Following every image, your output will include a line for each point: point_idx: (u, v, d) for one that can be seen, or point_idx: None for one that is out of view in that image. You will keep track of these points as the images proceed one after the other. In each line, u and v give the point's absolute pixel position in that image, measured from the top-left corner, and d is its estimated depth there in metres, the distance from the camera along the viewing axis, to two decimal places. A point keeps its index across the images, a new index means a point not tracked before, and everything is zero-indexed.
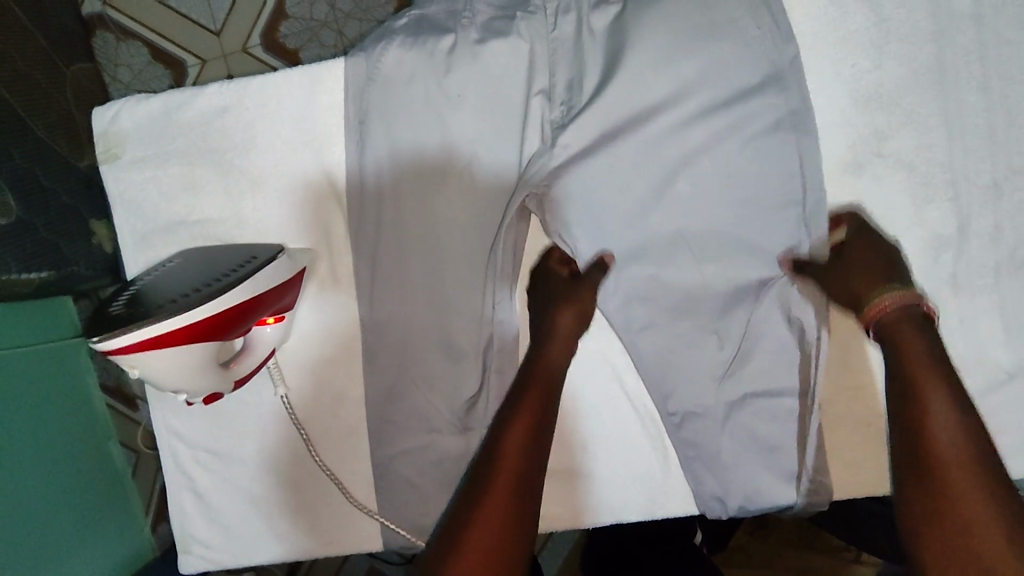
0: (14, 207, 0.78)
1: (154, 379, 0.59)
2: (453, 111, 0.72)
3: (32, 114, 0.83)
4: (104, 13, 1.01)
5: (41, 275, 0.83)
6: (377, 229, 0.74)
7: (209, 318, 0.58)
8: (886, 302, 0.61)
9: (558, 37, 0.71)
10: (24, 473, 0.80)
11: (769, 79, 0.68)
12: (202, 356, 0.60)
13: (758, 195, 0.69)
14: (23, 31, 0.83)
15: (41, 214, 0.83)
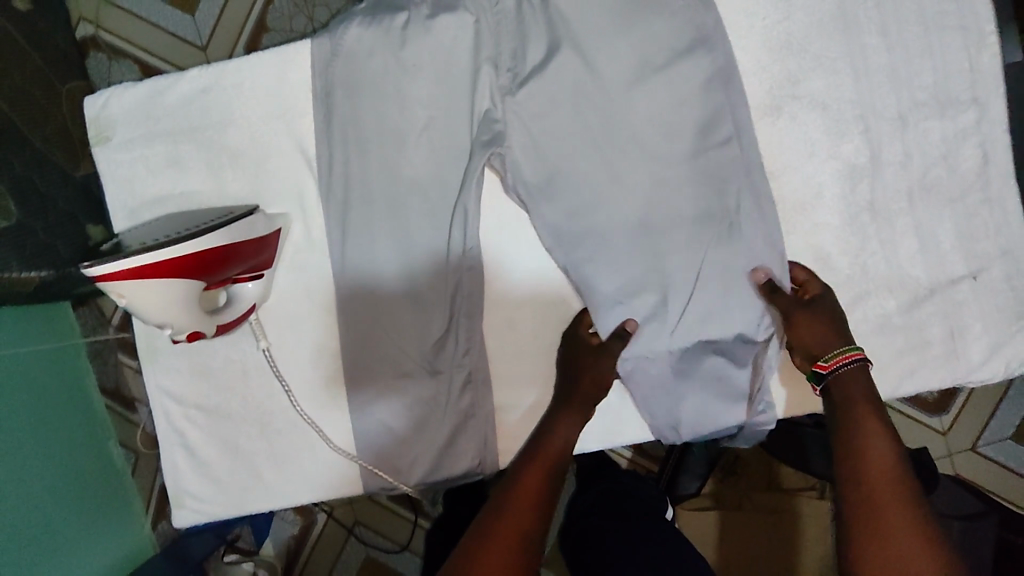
0: (14, 211, 0.86)
1: (139, 311, 0.66)
2: (410, 80, 0.79)
3: (31, 127, 0.91)
4: (97, 35, 1.11)
5: (41, 274, 0.89)
6: (345, 192, 0.81)
7: (189, 256, 0.66)
8: (844, 362, 0.72)
9: (501, 10, 0.79)
10: (20, 450, 0.85)
11: (694, 38, 0.76)
12: (184, 293, 0.68)
13: (693, 138, 0.76)
14: (15, 48, 0.91)
15: (40, 218, 0.90)
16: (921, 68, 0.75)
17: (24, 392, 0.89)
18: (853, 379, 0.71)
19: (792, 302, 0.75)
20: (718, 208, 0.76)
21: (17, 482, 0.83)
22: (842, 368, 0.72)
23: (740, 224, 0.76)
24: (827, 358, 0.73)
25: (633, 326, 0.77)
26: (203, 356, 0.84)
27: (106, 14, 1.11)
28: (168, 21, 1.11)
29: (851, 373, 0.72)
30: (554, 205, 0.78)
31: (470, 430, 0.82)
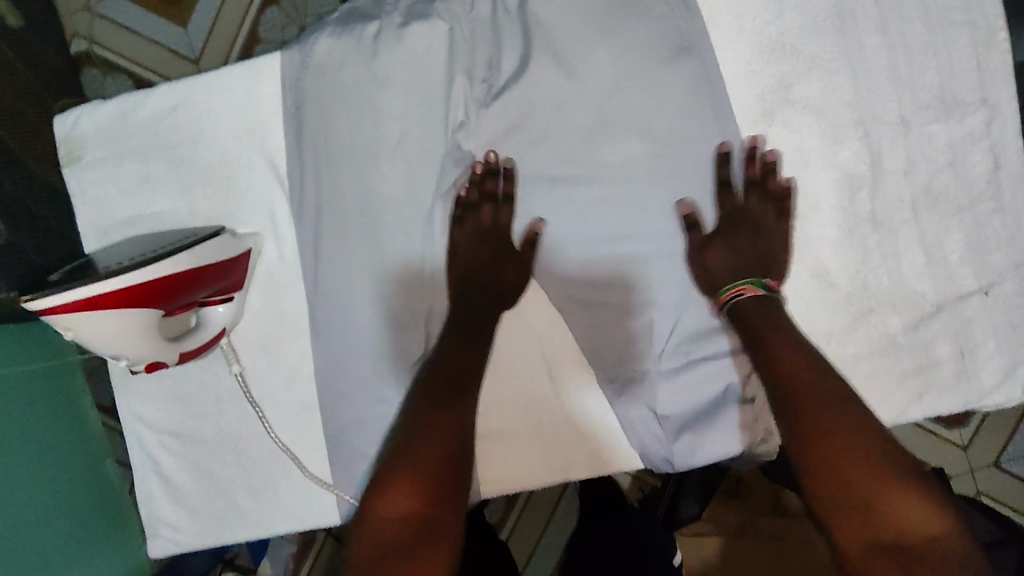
0: (5, 232, 0.82)
1: (92, 343, 0.64)
2: (382, 91, 0.76)
3: (21, 144, 0.87)
4: (91, 50, 1.09)
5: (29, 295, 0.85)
6: (317, 210, 0.78)
7: (140, 286, 0.64)
8: (739, 294, 0.68)
9: (477, 18, 0.76)
10: (16, 484, 0.81)
11: (678, 47, 0.72)
12: (138, 321, 0.65)
13: (678, 147, 0.72)
14: (9, 67, 0.88)
15: (31, 239, 0.86)
16: (925, 67, 0.70)
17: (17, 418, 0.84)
18: (752, 309, 0.67)
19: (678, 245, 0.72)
20: (718, 227, 0.71)
21: (8, 512, 0.79)
22: (738, 299, 0.68)
23: (728, 241, 0.71)
24: (723, 290, 0.69)
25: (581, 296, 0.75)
26: (175, 382, 0.81)
27: (97, 28, 1.09)
28: (160, 34, 1.09)
29: (738, 308, 0.68)
30: (539, 225, 0.74)
31: None
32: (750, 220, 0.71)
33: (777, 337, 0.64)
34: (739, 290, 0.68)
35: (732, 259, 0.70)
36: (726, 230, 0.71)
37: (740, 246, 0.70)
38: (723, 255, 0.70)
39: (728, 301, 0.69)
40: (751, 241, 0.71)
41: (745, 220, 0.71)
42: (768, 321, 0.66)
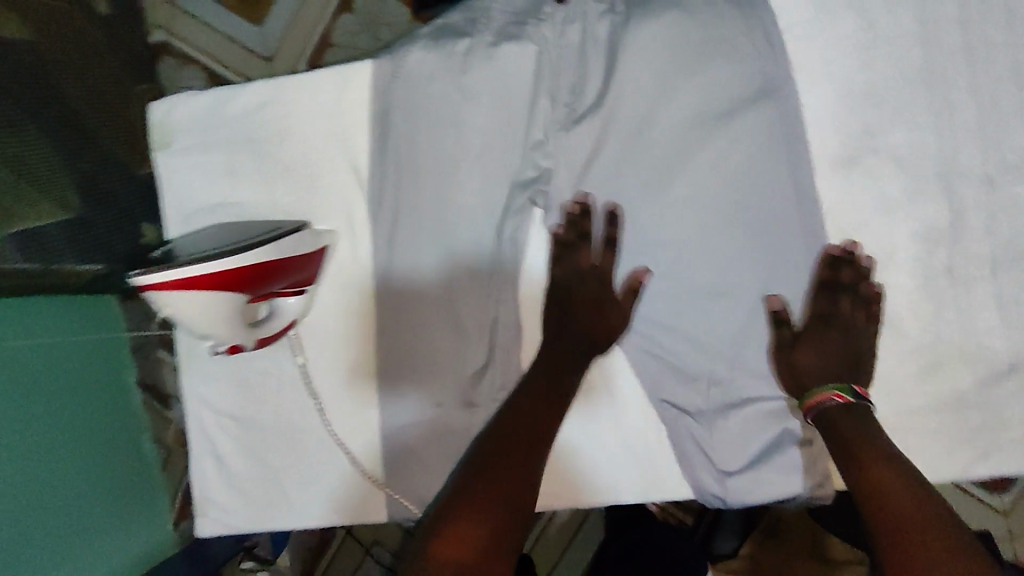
0: (76, 205, 0.85)
1: (180, 321, 0.68)
2: (468, 106, 0.78)
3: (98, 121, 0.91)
4: (168, 42, 1.14)
5: (95, 268, 0.88)
6: (394, 214, 0.80)
7: (224, 273, 0.66)
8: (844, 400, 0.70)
9: (565, 43, 0.77)
10: (57, 457, 0.80)
11: (762, 88, 0.73)
12: (221, 306, 0.68)
13: (753, 184, 0.73)
14: (88, 45, 0.93)
15: (100, 212, 0.89)
16: (1013, 128, 0.72)
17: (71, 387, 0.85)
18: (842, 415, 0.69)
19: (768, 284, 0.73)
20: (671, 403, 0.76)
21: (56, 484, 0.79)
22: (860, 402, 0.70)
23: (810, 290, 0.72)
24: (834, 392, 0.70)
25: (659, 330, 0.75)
26: (238, 367, 0.83)
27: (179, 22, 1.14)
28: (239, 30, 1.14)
29: (827, 415, 0.69)
30: (605, 247, 0.76)
31: None
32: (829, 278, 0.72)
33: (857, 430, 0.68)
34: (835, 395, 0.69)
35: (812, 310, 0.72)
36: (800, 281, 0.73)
37: (822, 354, 0.72)
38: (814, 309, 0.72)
39: (817, 404, 0.70)
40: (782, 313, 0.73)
41: (821, 310, 0.72)
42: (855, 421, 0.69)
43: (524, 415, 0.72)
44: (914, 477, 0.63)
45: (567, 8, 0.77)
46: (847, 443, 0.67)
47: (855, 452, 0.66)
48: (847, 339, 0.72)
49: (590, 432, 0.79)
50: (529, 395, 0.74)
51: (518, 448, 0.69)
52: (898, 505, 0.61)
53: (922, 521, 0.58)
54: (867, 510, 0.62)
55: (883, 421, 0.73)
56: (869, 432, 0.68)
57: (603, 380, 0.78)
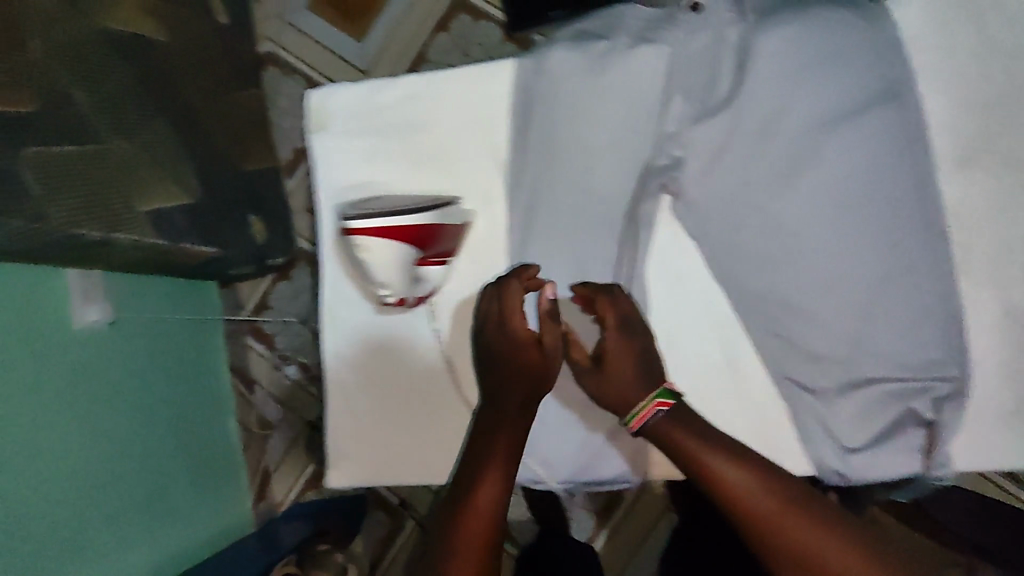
0: (196, 189, 1.09)
1: (371, 265, 0.84)
2: (606, 98, 0.85)
3: (215, 126, 1.18)
4: (277, 51, 1.46)
5: (211, 250, 1.13)
6: (532, 195, 0.88)
7: (411, 226, 0.81)
8: (648, 416, 0.76)
9: (698, 46, 0.84)
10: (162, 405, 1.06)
11: (885, 91, 0.80)
12: (401, 256, 0.83)
13: (874, 177, 0.79)
14: (202, 45, 1.17)
15: (215, 202, 1.14)
16: None
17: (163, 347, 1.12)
18: (669, 426, 0.75)
19: (889, 271, 0.78)
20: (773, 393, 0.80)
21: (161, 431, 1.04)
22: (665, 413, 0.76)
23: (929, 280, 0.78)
24: (637, 410, 0.77)
25: (783, 312, 0.81)
26: (380, 328, 0.91)
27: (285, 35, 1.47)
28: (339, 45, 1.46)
29: (653, 426, 0.76)
30: (732, 234, 0.83)
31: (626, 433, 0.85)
32: (945, 267, 0.79)
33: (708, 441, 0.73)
34: (656, 405, 0.76)
35: (931, 297, 0.78)
36: (919, 269, 0.78)
37: (647, 364, 0.80)
38: (933, 295, 0.78)
39: (643, 420, 0.76)
40: (904, 298, 0.78)
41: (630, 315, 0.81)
42: (700, 431, 0.74)
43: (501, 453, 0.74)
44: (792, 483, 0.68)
45: (702, 14, 0.84)
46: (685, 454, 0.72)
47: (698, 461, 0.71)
48: (961, 327, 0.78)
49: (711, 406, 0.83)
50: (506, 441, 0.75)
51: (490, 478, 0.71)
52: (783, 527, 0.64)
53: (795, 515, 0.64)
54: (742, 525, 0.66)
55: (993, 400, 0.79)
56: (710, 436, 0.73)
57: (723, 356, 0.84)
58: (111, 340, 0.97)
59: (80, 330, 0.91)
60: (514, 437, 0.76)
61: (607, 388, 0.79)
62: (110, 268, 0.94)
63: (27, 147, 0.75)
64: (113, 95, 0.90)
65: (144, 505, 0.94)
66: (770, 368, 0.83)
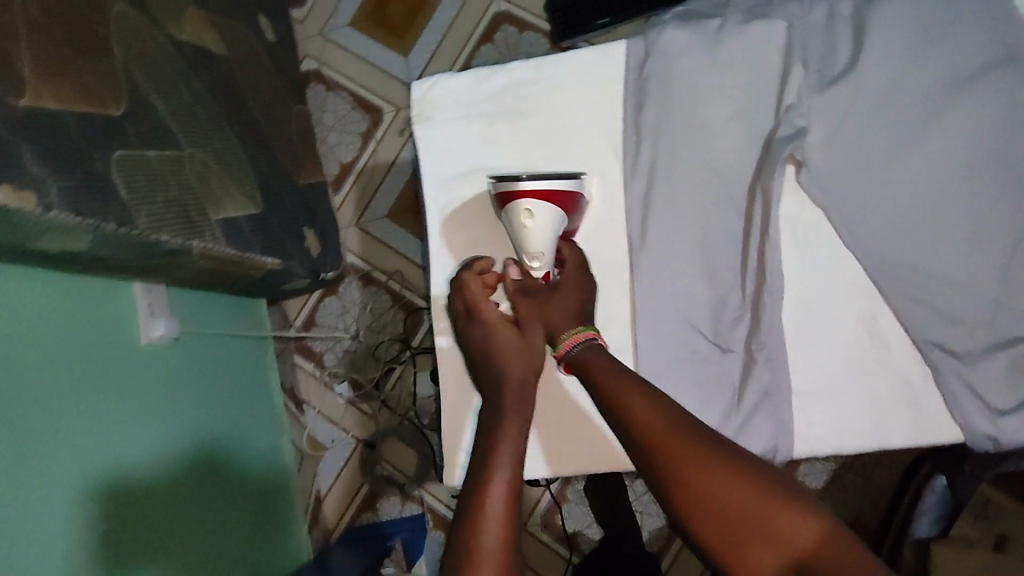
0: (259, 201, 1.11)
1: (531, 234, 0.80)
2: (722, 75, 0.86)
3: (276, 142, 1.25)
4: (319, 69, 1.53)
5: (274, 263, 1.12)
6: (650, 173, 0.87)
7: (570, 192, 0.82)
8: (576, 343, 0.79)
9: (811, 20, 0.86)
10: (169, 419, 1.01)
11: (1006, 55, 0.81)
12: (558, 224, 0.81)
13: (1003, 137, 0.79)
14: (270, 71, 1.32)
15: (277, 215, 1.17)
16: None
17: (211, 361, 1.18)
18: (584, 355, 0.77)
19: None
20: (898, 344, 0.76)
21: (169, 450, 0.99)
22: (575, 347, 0.78)
23: None
24: (561, 344, 0.80)
25: (919, 277, 0.80)
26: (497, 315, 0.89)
27: (328, 55, 1.53)
28: (382, 61, 1.51)
29: (578, 356, 0.78)
30: (861, 201, 0.82)
31: (767, 411, 0.82)
32: None
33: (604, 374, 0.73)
34: (585, 334, 0.79)
35: None
36: None
37: (561, 307, 0.82)
38: None
39: (568, 350, 0.78)
40: None
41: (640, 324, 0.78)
42: (597, 360, 0.76)
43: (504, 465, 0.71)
44: (691, 419, 0.67)
45: None
46: (599, 387, 0.72)
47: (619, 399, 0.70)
48: None
49: (847, 377, 0.83)
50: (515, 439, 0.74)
51: (503, 489, 0.68)
52: (682, 458, 0.64)
53: (699, 459, 0.63)
54: (632, 440, 0.68)
55: None
56: (619, 373, 0.73)
57: (857, 325, 0.84)
58: (164, 355, 1.04)
59: (147, 345, 1.01)
60: (516, 454, 0.72)
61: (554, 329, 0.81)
62: (176, 279, 1.00)
63: (117, 150, 0.81)
64: (188, 106, 0.98)
65: (207, 535, 1.05)
66: (907, 336, 0.83)
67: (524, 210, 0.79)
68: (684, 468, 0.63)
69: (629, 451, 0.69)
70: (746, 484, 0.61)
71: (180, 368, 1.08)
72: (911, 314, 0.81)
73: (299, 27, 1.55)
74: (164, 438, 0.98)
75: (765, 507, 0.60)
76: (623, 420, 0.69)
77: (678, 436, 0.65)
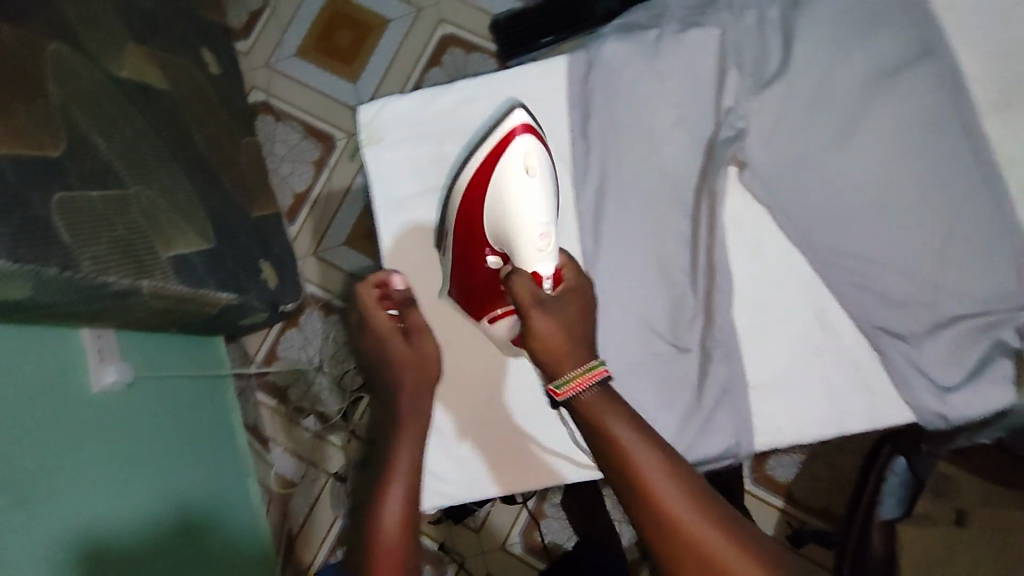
0: (212, 237, 1.10)
1: (541, 186, 0.77)
2: (663, 82, 0.89)
3: (224, 175, 1.23)
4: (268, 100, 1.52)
5: (229, 296, 1.08)
6: (599, 182, 0.89)
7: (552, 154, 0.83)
8: (581, 386, 0.67)
9: (743, 26, 0.90)
10: (129, 469, 0.97)
11: (924, 49, 0.85)
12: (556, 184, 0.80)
13: (927, 127, 0.84)
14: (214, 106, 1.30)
15: (230, 247, 1.14)
16: None
17: (167, 406, 1.13)
18: (588, 401, 0.67)
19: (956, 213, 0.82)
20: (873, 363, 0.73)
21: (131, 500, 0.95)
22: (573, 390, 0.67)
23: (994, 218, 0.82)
24: (560, 385, 0.67)
25: (861, 264, 0.83)
26: None
27: (276, 86, 1.52)
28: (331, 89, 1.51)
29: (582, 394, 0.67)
30: (801, 195, 0.85)
31: (729, 408, 0.84)
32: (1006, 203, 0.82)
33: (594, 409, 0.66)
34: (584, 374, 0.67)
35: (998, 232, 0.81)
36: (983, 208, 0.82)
37: (555, 326, 0.70)
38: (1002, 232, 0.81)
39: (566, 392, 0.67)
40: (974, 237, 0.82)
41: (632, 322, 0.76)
42: (604, 401, 0.67)
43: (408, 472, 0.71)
44: (692, 473, 0.64)
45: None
46: (597, 423, 0.66)
47: (606, 432, 0.65)
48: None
49: (802, 366, 0.86)
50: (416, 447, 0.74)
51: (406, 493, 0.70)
52: (676, 509, 0.61)
53: (698, 513, 0.61)
54: (622, 484, 0.63)
55: None
56: (610, 402, 0.67)
57: (807, 315, 0.86)
58: (117, 406, 1.00)
59: (98, 392, 0.97)
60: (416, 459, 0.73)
61: (542, 340, 0.69)
62: (130, 323, 0.96)
63: (56, 193, 0.78)
64: (130, 143, 0.96)
65: None
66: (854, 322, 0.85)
67: (522, 157, 0.77)
68: (674, 522, 0.61)
69: (612, 484, 0.65)
70: (733, 546, 0.60)
71: (136, 414, 1.04)
72: (857, 300, 0.84)
73: (244, 60, 1.54)
74: (126, 488, 0.95)
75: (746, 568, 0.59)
76: (615, 461, 0.64)
77: (677, 485, 0.62)
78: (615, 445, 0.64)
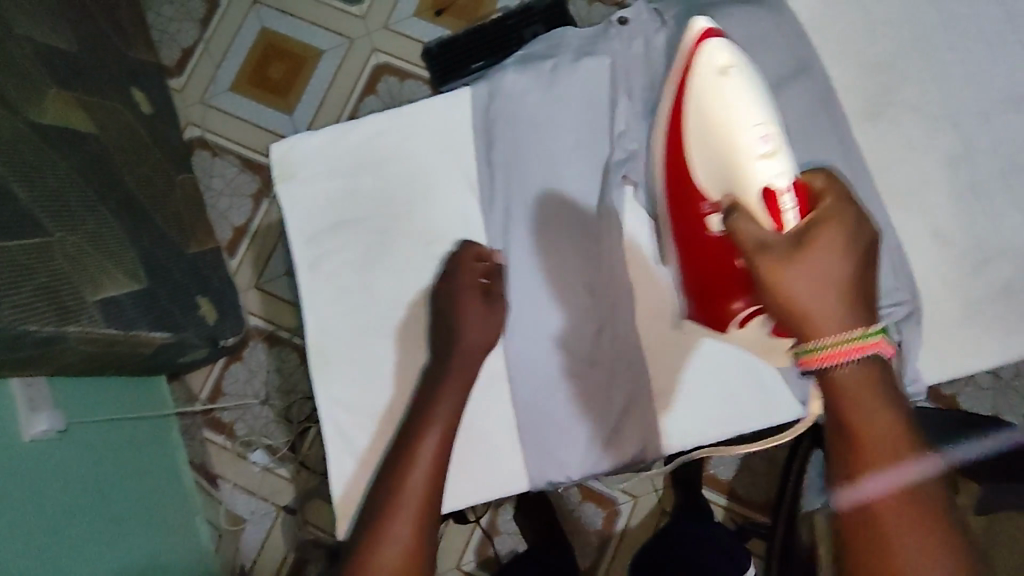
0: (144, 276, 1.10)
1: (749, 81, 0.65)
2: (560, 109, 0.94)
3: (161, 215, 1.24)
4: (203, 135, 1.51)
5: (164, 335, 1.10)
6: (504, 206, 0.93)
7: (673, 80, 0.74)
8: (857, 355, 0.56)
9: (632, 54, 0.95)
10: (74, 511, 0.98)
11: (798, 67, 0.91)
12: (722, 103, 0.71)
13: (804, 140, 0.89)
14: (151, 148, 1.29)
15: (162, 287, 1.14)
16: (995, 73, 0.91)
17: (109, 445, 1.14)
18: (855, 377, 0.57)
19: None
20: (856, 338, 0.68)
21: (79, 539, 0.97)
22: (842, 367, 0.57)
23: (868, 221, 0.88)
24: (824, 345, 0.56)
25: None
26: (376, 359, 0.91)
27: (211, 121, 1.51)
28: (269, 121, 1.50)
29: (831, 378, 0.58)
30: None
31: (636, 416, 0.88)
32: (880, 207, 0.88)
33: (869, 393, 0.57)
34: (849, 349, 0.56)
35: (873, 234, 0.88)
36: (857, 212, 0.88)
37: (836, 263, 0.58)
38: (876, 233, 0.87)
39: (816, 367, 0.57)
40: None
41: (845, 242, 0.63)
42: (875, 378, 0.57)
43: (423, 460, 0.76)
44: (915, 435, 0.58)
45: (631, 27, 0.96)
46: (833, 395, 0.58)
47: (851, 410, 0.57)
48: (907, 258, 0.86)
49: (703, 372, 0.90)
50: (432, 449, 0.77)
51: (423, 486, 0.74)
52: (865, 462, 0.56)
53: (891, 474, 0.56)
54: (846, 452, 0.57)
55: (948, 315, 0.88)
56: (891, 384, 0.58)
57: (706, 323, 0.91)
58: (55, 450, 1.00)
59: (30, 442, 0.96)
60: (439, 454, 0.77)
61: (789, 304, 0.57)
62: (62, 367, 0.96)
63: None
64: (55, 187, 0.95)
65: None
66: None
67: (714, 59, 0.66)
68: (897, 485, 0.56)
69: (828, 450, 0.59)
70: (937, 504, 0.56)
71: (78, 455, 1.05)
72: None
73: (179, 96, 1.52)
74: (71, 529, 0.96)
75: (922, 533, 0.55)
76: (838, 427, 0.58)
77: (892, 445, 0.56)
78: (843, 415, 0.57)
